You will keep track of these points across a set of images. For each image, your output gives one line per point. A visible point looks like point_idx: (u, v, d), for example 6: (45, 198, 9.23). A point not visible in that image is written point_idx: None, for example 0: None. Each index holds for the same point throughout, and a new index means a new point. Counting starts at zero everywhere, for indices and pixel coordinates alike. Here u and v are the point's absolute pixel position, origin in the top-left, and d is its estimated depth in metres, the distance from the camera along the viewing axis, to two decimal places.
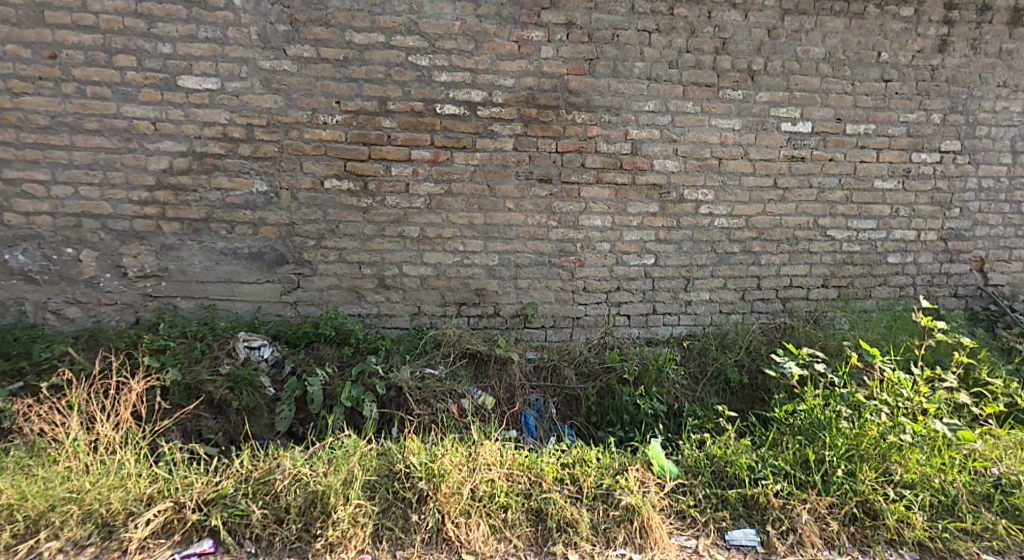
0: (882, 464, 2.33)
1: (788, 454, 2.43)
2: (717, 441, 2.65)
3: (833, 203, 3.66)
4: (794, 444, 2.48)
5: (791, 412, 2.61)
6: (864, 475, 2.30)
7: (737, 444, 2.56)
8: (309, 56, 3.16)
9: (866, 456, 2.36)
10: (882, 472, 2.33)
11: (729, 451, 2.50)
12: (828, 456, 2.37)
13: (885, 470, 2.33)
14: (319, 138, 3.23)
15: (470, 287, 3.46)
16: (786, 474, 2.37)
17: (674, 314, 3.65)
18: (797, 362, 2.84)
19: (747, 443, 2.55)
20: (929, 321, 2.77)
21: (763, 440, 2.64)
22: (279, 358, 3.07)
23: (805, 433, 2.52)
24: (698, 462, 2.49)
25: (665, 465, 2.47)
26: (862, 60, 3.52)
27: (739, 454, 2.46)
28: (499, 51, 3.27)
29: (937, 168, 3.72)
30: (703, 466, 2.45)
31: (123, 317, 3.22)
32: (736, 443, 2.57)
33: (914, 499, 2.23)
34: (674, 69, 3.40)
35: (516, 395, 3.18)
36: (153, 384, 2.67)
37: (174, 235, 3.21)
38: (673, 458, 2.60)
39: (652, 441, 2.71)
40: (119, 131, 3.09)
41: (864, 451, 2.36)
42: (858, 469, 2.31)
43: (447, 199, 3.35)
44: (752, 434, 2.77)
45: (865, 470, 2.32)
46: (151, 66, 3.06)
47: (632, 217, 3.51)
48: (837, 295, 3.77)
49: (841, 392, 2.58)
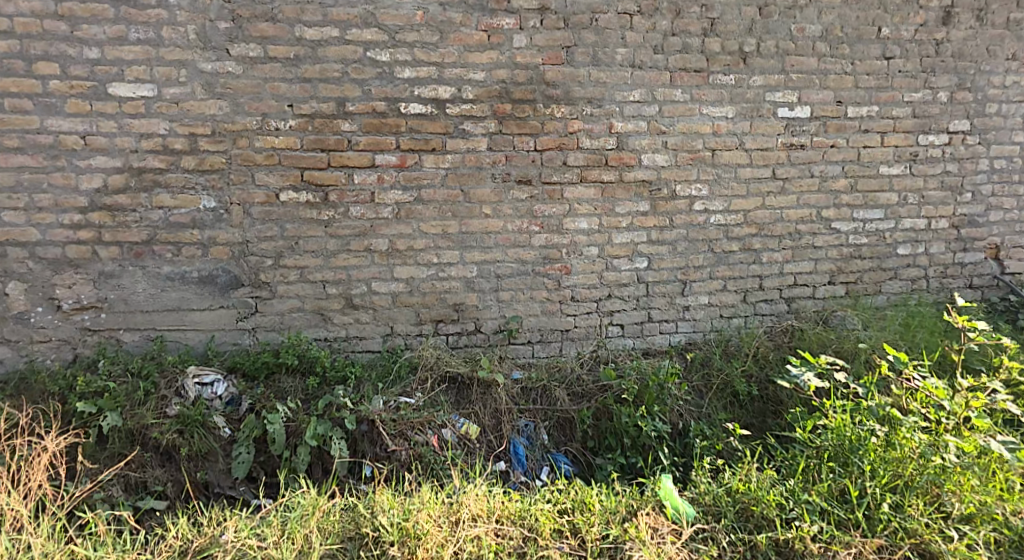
0: (931, 493, 2.09)
1: (821, 487, 2.18)
2: (737, 472, 2.39)
3: (837, 192, 3.38)
4: (827, 474, 2.24)
5: (816, 433, 2.38)
6: (913, 509, 2.05)
7: (761, 476, 2.31)
8: (255, 55, 2.83)
9: (912, 485, 2.11)
10: (933, 504, 2.08)
11: (753, 486, 2.24)
12: (869, 488, 2.12)
13: (937, 501, 2.08)
14: (272, 146, 2.91)
15: (448, 303, 3.15)
16: (822, 511, 2.11)
17: (671, 321, 3.35)
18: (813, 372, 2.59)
19: (772, 474, 2.30)
20: (963, 322, 2.52)
21: (788, 466, 2.39)
22: (235, 394, 2.77)
23: (836, 458, 2.28)
24: (719, 501, 2.22)
25: (682, 507, 2.19)
26: (862, 37, 3.25)
27: (766, 490, 2.20)
28: (466, 41, 2.96)
29: (946, 149, 3.45)
30: (725, 506, 2.19)
31: (60, 354, 2.88)
32: (760, 475, 2.31)
33: (977, 536, 1.94)
34: (659, 54, 3.10)
35: (504, 422, 2.88)
36: (76, 442, 2.39)
37: (114, 261, 2.88)
38: (687, 494, 2.34)
39: (662, 475, 2.42)
40: (43, 147, 2.75)
41: (909, 479, 2.12)
42: (906, 503, 2.07)
43: (417, 207, 3.04)
44: (773, 459, 2.52)
45: (913, 503, 2.07)
46: (77, 73, 2.72)
47: (621, 217, 3.21)
48: (845, 293, 3.49)
49: (869, 406, 2.40)
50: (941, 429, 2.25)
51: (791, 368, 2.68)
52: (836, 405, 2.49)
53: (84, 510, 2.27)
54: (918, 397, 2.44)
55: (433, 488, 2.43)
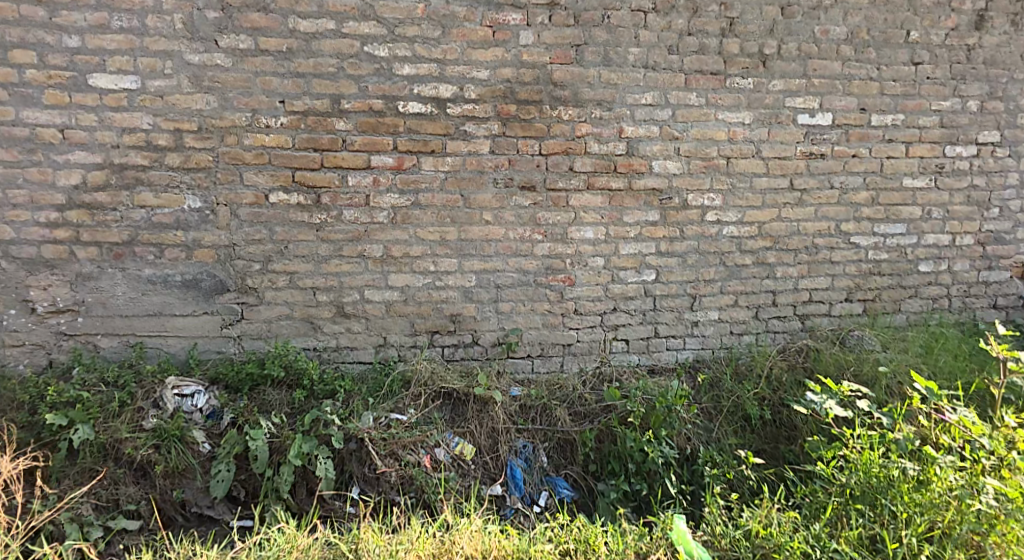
0: (973, 545, 1.91)
1: (851, 534, 2.02)
2: (755, 512, 2.23)
3: (857, 205, 3.20)
4: (856, 518, 2.08)
5: (840, 469, 2.23)
6: None
7: (783, 519, 2.15)
8: (246, 47, 2.66)
9: (952, 534, 1.93)
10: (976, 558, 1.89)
11: (774, 530, 2.08)
12: (904, 539, 1.96)
13: (979, 554, 1.89)
14: (262, 144, 2.74)
15: (444, 313, 2.99)
16: None
17: (678, 337, 3.19)
18: (834, 400, 2.43)
19: (795, 516, 2.15)
20: (1004, 351, 2.33)
21: (812, 505, 2.23)
22: (216, 407, 2.64)
23: (862, 499, 2.12)
24: (736, 546, 2.07)
25: (696, 553, 1.97)
26: (889, 41, 3.07)
27: (789, 536, 2.04)
28: (470, 37, 2.79)
29: (974, 162, 3.27)
30: (743, 551, 2.03)
31: (33, 360, 2.73)
32: (781, 517, 2.15)
33: None
34: (674, 55, 2.92)
35: (500, 442, 2.72)
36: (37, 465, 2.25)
37: (92, 262, 2.72)
38: (701, 535, 2.19)
39: (673, 514, 2.25)
40: (19, 141, 2.59)
41: (947, 527, 1.95)
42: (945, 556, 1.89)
43: (414, 211, 2.88)
44: (793, 496, 2.36)
45: (953, 555, 1.90)
46: (55, 63, 2.56)
47: (629, 227, 3.05)
48: (862, 312, 3.33)
49: (897, 438, 2.24)
50: (979, 470, 2.09)
51: (809, 393, 2.51)
52: (861, 436, 2.32)
53: (41, 541, 2.12)
54: (952, 432, 2.29)
55: (424, 522, 2.29)
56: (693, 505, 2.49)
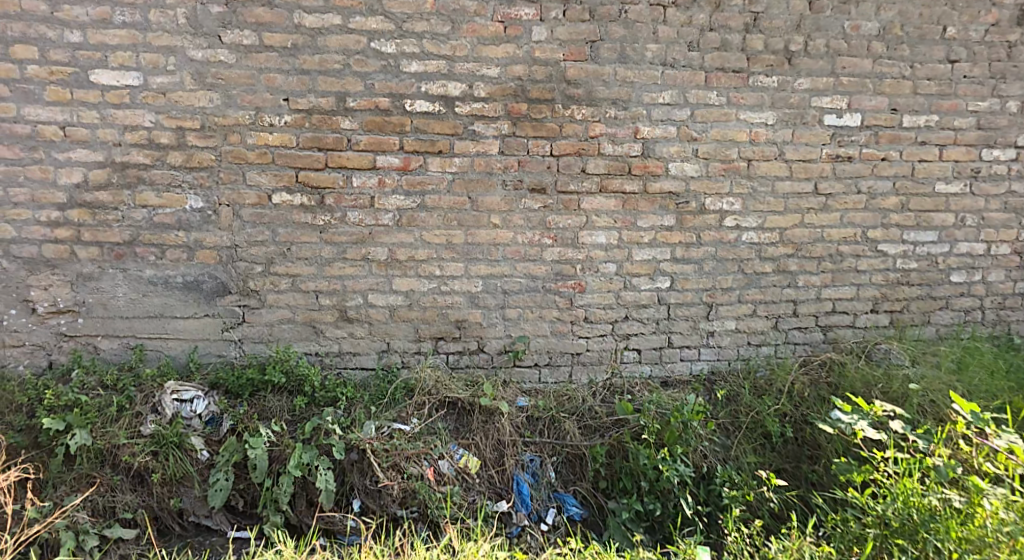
0: None
1: None
2: (784, 544, 2.13)
3: (886, 211, 3.04)
4: None
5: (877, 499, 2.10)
6: None
7: (815, 553, 2.05)
8: (250, 43, 2.59)
9: None
10: None
11: None
12: None
13: None
14: (265, 143, 2.67)
15: (449, 319, 2.90)
16: None
17: (693, 347, 3.07)
18: (866, 420, 2.29)
19: (829, 551, 2.04)
20: None
21: (847, 538, 2.12)
22: (215, 413, 2.56)
23: (902, 533, 2.01)
24: None
25: None
26: (924, 37, 2.89)
27: None
28: (480, 33, 2.68)
29: (1013, 166, 3.08)
30: None
31: (33, 360, 2.70)
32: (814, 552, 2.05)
33: None
34: (694, 51, 2.78)
35: (506, 455, 2.63)
36: (31, 475, 2.22)
37: (93, 262, 2.67)
38: None
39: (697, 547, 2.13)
40: (21, 138, 2.54)
41: None
42: None
43: (420, 214, 2.79)
44: (825, 526, 2.25)
45: None
46: (57, 58, 2.50)
47: (643, 232, 2.92)
48: (889, 323, 3.17)
49: (937, 464, 2.11)
50: None
51: (838, 413, 2.37)
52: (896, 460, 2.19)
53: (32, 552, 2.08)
54: (999, 459, 2.14)
55: (428, 546, 2.22)
56: (714, 530, 2.39)
